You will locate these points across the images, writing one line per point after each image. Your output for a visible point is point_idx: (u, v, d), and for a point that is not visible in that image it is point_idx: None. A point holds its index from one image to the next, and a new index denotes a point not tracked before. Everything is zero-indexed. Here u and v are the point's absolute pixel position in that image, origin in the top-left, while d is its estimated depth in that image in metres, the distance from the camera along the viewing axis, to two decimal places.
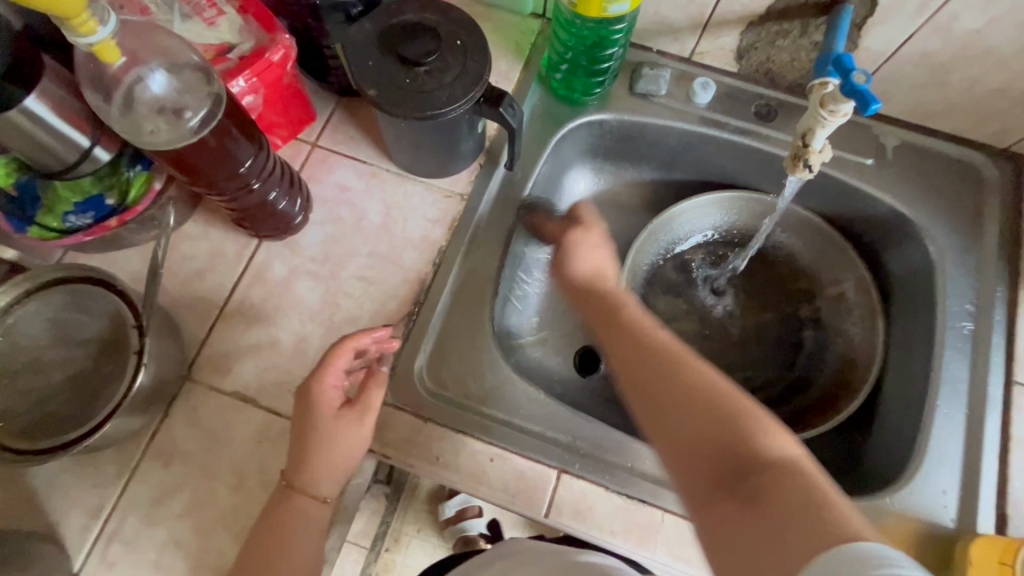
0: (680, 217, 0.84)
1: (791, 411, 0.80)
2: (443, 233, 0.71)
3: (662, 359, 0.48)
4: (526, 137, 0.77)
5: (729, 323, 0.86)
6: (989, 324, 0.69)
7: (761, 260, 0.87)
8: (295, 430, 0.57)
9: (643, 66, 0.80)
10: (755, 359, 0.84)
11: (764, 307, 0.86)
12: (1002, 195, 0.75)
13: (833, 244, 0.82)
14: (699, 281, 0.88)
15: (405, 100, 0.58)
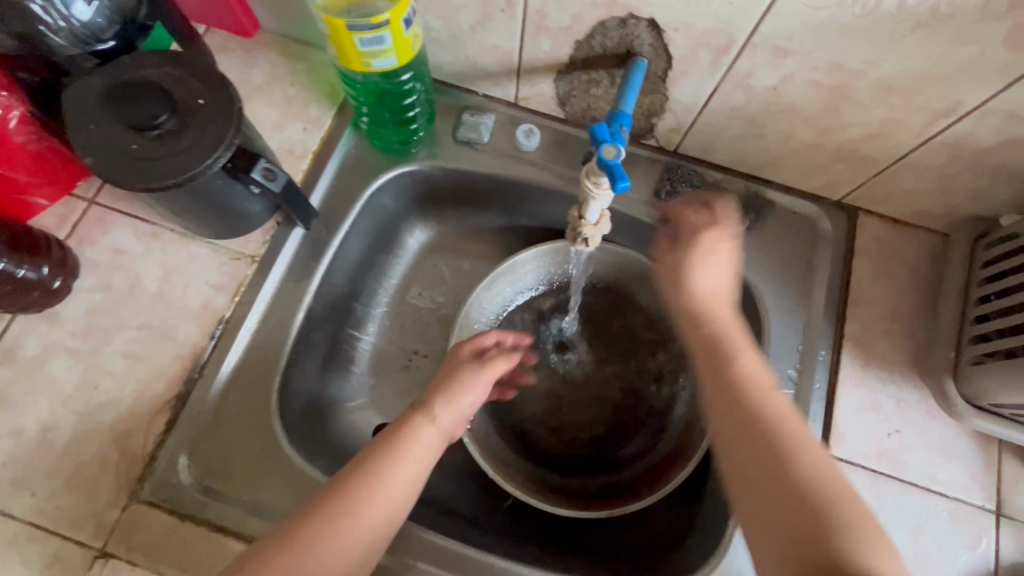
0: (516, 268, 0.77)
1: (629, 477, 0.74)
2: (226, 301, 0.65)
3: (778, 471, 0.44)
4: (336, 190, 0.71)
5: (577, 379, 0.80)
6: (809, 391, 0.65)
7: (611, 311, 0.82)
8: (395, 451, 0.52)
9: (466, 112, 0.74)
10: (599, 419, 0.78)
11: (613, 363, 0.80)
12: (836, 250, 0.71)
13: None
14: (548, 335, 0.81)
15: (132, 169, 0.51)
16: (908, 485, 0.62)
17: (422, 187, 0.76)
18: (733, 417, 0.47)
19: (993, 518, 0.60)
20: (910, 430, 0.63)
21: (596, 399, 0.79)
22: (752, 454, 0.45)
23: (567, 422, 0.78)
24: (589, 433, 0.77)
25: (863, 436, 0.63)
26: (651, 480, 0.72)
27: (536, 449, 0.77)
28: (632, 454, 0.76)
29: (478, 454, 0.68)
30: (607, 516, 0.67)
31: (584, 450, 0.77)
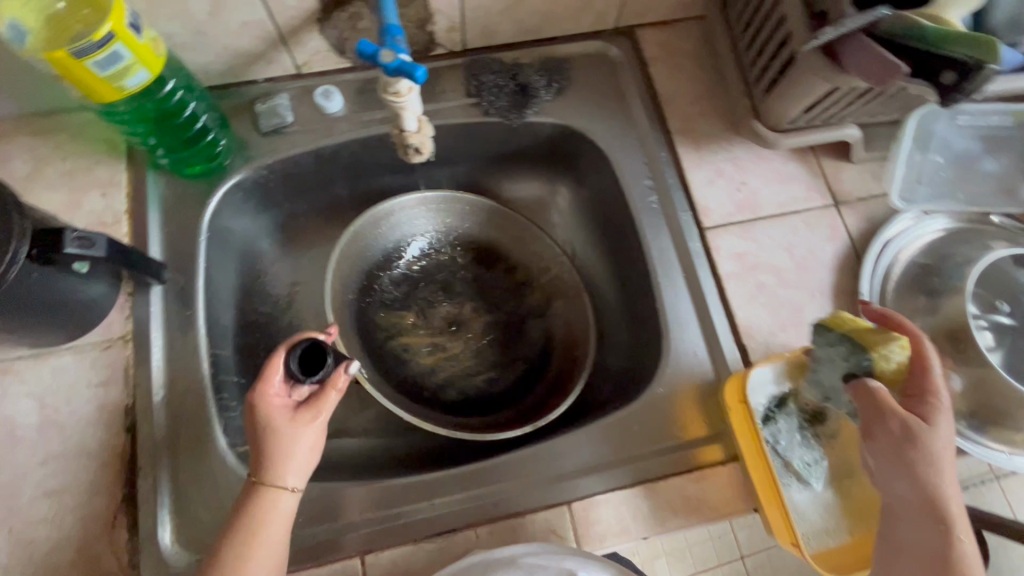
0: (413, 206, 0.79)
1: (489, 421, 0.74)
2: (121, 390, 0.61)
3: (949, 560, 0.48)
4: (172, 234, 0.68)
5: (456, 323, 0.79)
6: (667, 187, 0.74)
7: (490, 248, 0.82)
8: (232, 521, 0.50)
9: (256, 102, 0.72)
10: (492, 338, 0.79)
11: (480, 299, 0.80)
12: (632, 68, 0.79)
13: (503, 215, 0.81)
14: (415, 292, 0.79)
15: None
16: (769, 217, 0.73)
17: (257, 197, 0.75)
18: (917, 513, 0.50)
19: (834, 210, 0.73)
20: (752, 178, 0.74)
21: (478, 332, 0.79)
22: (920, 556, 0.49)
23: (455, 366, 0.77)
24: (483, 375, 0.77)
25: (721, 200, 0.73)
26: (566, 379, 0.74)
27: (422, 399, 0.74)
28: (554, 332, 0.79)
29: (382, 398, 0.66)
30: (534, 430, 0.68)
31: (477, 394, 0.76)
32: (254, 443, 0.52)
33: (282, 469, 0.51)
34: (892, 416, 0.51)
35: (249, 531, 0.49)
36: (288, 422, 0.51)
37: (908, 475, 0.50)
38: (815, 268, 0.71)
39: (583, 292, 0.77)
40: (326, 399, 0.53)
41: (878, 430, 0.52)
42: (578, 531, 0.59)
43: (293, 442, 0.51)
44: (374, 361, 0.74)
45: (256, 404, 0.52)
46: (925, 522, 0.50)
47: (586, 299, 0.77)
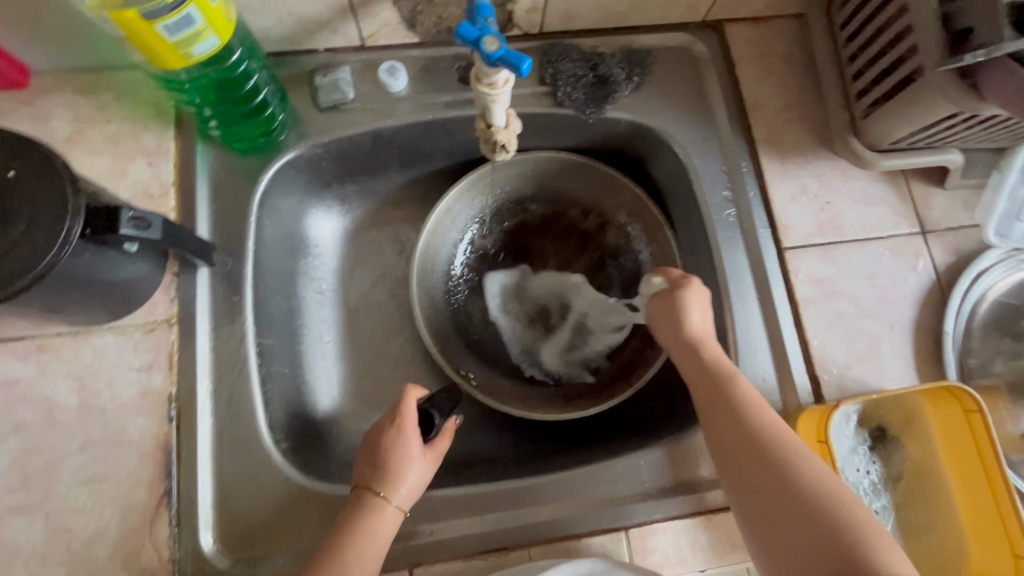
0: (454, 206, 0.77)
1: (607, 373, 0.76)
2: (165, 377, 0.57)
3: (789, 492, 0.49)
4: (222, 211, 0.63)
5: (542, 293, 0.80)
6: (747, 200, 0.70)
7: (553, 204, 0.82)
8: (348, 517, 0.53)
9: (316, 74, 0.67)
10: (580, 304, 0.79)
11: (560, 260, 0.81)
12: (717, 67, 0.74)
13: (579, 168, 0.78)
14: (493, 277, 0.81)
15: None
16: (852, 241, 0.68)
17: (308, 178, 0.72)
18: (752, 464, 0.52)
19: (922, 238, 0.69)
20: (837, 198, 0.69)
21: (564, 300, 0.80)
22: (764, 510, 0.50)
23: (552, 338, 0.79)
24: (584, 336, 0.79)
25: (803, 218, 0.69)
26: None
27: (526, 378, 0.77)
28: (643, 265, 0.79)
29: (492, 400, 0.69)
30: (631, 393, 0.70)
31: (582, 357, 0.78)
32: (374, 459, 0.55)
33: (395, 487, 0.54)
34: (741, 405, 0.55)
35: (368, 529, 0.52)
36: (412, 447, 0.56)
37: (741, 446, 0.53)
38: (897, 299, 0.67)
39: (663, 225, 0.75)
40: (444, 444, 0.59)
41: (721, 431, 0.55)
42: (636, 559, 0.57)
43: (411, 464, 0.55)
44: (478, 355, 0.78)
45: (391, 423, 0.57)
46: (794, 525, 0.48)
47: (668, 230, 0.75)
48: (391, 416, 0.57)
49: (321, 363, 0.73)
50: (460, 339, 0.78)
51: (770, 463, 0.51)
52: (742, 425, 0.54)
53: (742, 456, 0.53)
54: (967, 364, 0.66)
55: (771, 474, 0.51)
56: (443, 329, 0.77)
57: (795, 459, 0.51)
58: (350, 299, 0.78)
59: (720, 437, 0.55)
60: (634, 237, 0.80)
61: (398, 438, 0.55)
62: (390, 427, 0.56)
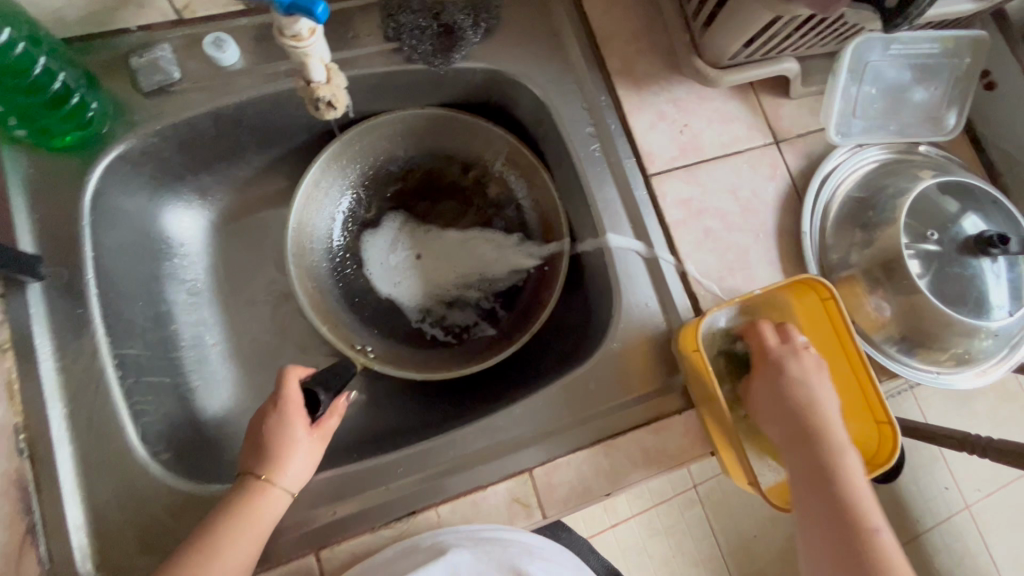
0: (319, 182, 0.74)
1: (507, 322, 0.77)
2: (6, 408, 0.52)
3: (814, 501, 0.51)
4: (47, 219, 0.57)
5: (431, 256, 0.79)
6: (610, 134, 0.70)
7: (428, 163, 0.80)
8: (224, 507, 0.51)
9: (132, 56, 0.61)
10: (470, 260, 0.79)
11: (443, 221, 0.80)
12: (564, 4, 0.73)
13: (445, 124, 0.77)
14: (377, 248, 0.79)
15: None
16: (713, 159, 0.71)
17: (149, 172, 0.66)
18: (801, 437, 0.54)
19: (776, 147, 0.72)
20: (694, 119, 0.71)
21: (453, 258, 0.79)
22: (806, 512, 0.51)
23: (446, 298, 0.79)
24: (477, 294, 0.79)
25: (665, 143, 0.70)
26: (553, 268, 0.76)
27: (426, 341, 0.77)
28: (526, 213, 0.79)
29: (392, 369, 0.68)
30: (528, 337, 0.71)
31: (479, 311, 0.78)
32: (258, 444, 0.54)
33: (279, 469, 0.53)
34: (791, 413, 0.55)
35: (246, 515, 0.51)
36: (296, 429, 0.54)
37: (783, 414, 0.56)
38: (759, 209, 0.70)
39: (538, 168, 0.76)
40: (329, 422, 0.57)
41: (762, 409, 0.58)
42: (542, 497, 0.58)
43: (296, 444, 0.54)
44: (374, 330, 0.76)
45: (272, 408, 0.55)
46: (824, 495, 0.51)
47: (544, 172, 0.76)
48: (272, 400, 0.56)
49: (204, 365, 0.70)
50: (352, 315, 0.76)
51: (808, 474, 0.52)
52: (792, 391, 0.56)
53: (797, 427, 0.54)
54: (827, 260, 0.71)
55: (796, 406, 0.55)
56: (332, 308, 0.75)
57: (840, 482, 0.51)
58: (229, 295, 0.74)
59: (776, 407, 0.57)
60: (513, 184, 0.80)
61: (278, 418, 0.55)
62: (271, 409, 0.55)
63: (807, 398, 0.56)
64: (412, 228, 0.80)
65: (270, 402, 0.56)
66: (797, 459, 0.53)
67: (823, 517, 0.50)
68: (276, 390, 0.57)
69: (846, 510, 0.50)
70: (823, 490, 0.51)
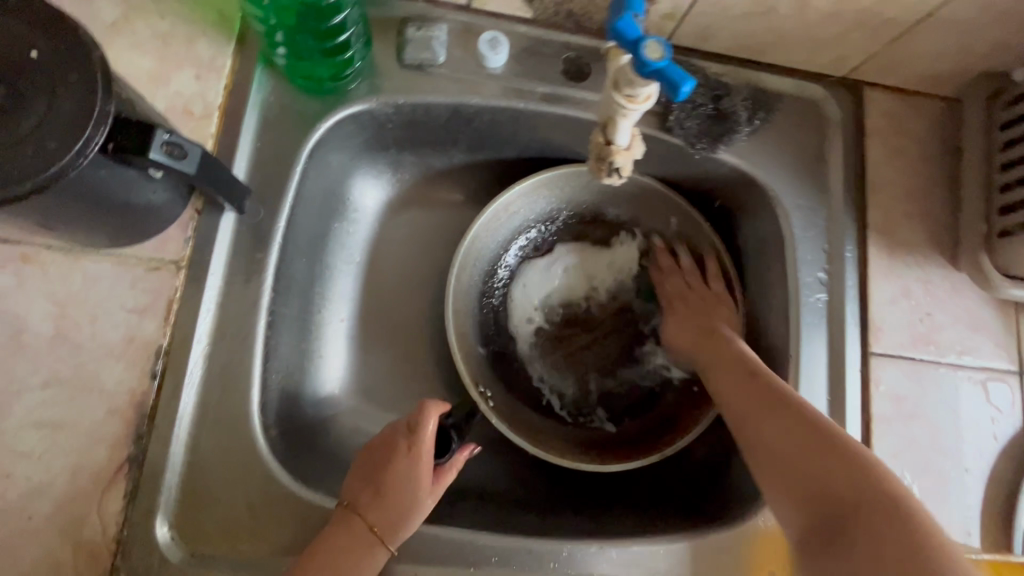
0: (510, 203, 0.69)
1: (632, 427, 0.69)
2: (156, 326, 0.49)
3: (784, 449, 0.50)
4: (266, 151, 0.55)
5: (581, 320, 0.73)
6: (842, 290, 0.62)
7: (616, 229, 0.74)
8: (326, 543, 0.46)
9: (409, 25, 0.58)
10: (616, 344, 0.73)
11: (610, 292, 0.74)
12: (845, 132, 0.65)
13: (657, 198, 0.70)
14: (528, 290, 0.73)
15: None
16: (943, 364, 0.61)
17: (367, 135, 0.62)
18: (766, 415, 0.52)
19: (1017, 379, 0.62)
20: (939, 311, 0.62)
21: (602, 335, 0.73)
22: (782, 471, 0.49)
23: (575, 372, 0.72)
24: (613, 381, 0.71)
25: (897, 324, 0.61)
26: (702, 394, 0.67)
27: (541, 407, 0.70)
28: None
29: (508, 430, 0.61)
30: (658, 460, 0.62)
31: (606, 399, 0.71)
32: (377, 481, 0.49)
33: (393, 525, 0.48)
34: (754, 385, 0.54)
35: (343, 563, 0.46)
36: (420, 487, 0.49)
37: (740, 387, 0.55)
38: (977, 441, 0.60)
39: (732, 284, 0.67)
40: (445, 474, 0.52)
41: (766, 435, 0.51)
42: None
43: (416, 501, 0.49)
44: (496, 372, 0.70)
45: (405, 446, 0.50)
46: (801, 465, 0.48)
47: (737, 291, 0.67)
48: (406, 433, 0.51)
49: (330, 340, 0.66)
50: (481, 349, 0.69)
51: (781, 441, 0.50)
52: (749, 365, 0.57)
53: (738, 386, 0.55)
54: None
55: (746, 377, 0.55)
56: (466, 332, 0.68)
57: (851, 455, 0.47)
58: (376, 277, 0.70)
59: (721, 387, 0.58)
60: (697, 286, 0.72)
61: (410, 464, 0.50)
62: (405, 445, 0.50)
63: (743, 359, 0.57)
64: (579, 274, 0.74)
65: (404, 439, 0.51)
66: (768, 433, 0.51)
67: (833, 517, 0.45)
68: (413, 421, 0.52)
69: (855, 465, 0.46)
70: (790, 445, 0.49)
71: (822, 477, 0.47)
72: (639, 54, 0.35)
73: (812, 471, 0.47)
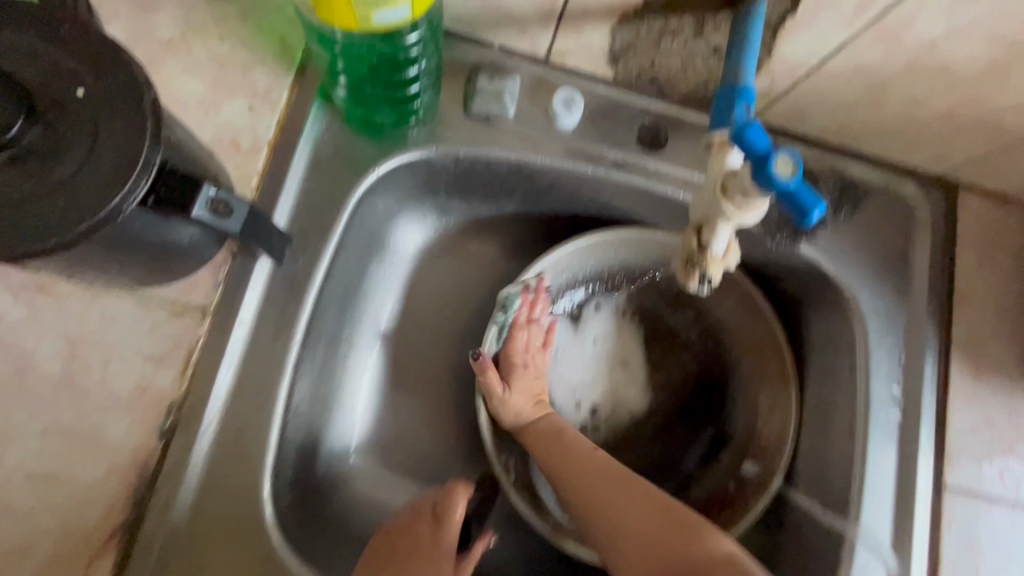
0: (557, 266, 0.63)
1: None
2: (173, 376, 0.45)
3: (655, 524, 0.48)
4: (313, 195, 0.51)
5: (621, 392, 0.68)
6: (917, 409, 0.56)
7: (668, 300, 0.68)
8: None
9: (481, 73, 0.54)
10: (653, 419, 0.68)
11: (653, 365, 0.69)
12: (935, 234, 0.60)
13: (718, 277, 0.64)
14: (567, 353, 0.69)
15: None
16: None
17: (419, 180, 0.58)
18: (616, 482, 0.52)
19: None
20: (1023, 445, 0.56)
21: (639, 411, 0.68)
22: (648, 567, 0.46)
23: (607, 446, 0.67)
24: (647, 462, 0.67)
25: (976, 455, 0.56)
26: (741, 494, 0.62)
27: None
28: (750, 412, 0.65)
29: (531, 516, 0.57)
30: None
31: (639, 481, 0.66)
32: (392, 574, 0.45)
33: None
34: (603, 466, 0.54)
35: None
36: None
37: (584, 478, 0.54)
38: None
39: (790, 383, 0.61)
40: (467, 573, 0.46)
41: (608, 531, 0.50)
42: None
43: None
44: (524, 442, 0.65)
45: (428, 537, 0.46)
46: (644, 541, 0.47)
47: (795, 391, 0.61)
48: (431, 520, 0.47)
49: (352, 390, 0.62)
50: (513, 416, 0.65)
51: (637, 523, 0.48)
52: (573, 444, 0.57)
53: (584, 474, 0.54)
54: None
55: (581, 455, 0.56)
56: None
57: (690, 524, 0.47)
58: (406, 326, 0.66)
59: (574, 477, 0.55)
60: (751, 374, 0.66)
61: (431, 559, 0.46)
62: (427, 534, 0.46)
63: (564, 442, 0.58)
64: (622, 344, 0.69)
65: (427, 528, 0.47)
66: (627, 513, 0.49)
67: None
68: (440, 504, 0.48)
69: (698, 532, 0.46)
70: (652, 503, 0.50)
71: (649, 550, 0.46)
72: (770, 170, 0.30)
73: (653, 547, 0.46)
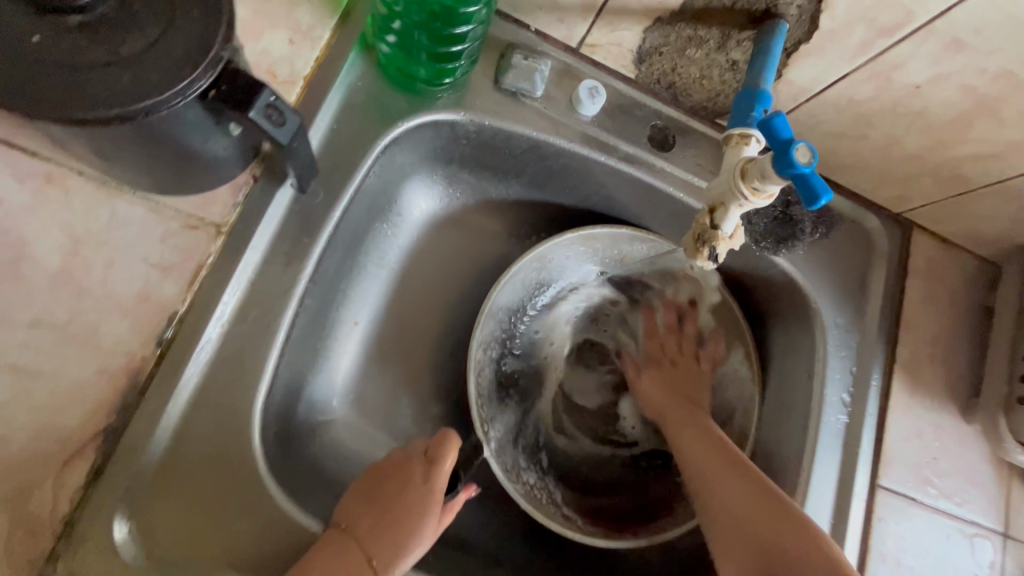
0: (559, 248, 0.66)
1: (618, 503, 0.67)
2: (177, 288, 0.44)
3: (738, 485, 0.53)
4: (338, 137, 0.52)
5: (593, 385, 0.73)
6: (862, 416, 0.62)
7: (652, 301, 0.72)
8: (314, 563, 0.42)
9: (516, 51, 0.57)
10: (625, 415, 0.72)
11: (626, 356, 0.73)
12: (890, 264, 0.67)
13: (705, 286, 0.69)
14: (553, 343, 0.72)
15: (30, 61, 0.30)
16: (940, 510, 0.62)
17: (439, 144, 0.60)
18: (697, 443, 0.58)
19: (1002, 538, 0.63)
20: (944, 458, 0.63)
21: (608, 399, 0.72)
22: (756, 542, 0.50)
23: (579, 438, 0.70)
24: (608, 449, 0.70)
25: (908, 462, 0.62)
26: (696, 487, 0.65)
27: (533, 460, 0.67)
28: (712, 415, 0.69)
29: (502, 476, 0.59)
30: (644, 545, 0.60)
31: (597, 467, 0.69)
32: (384, 507, 0.46)
33: (392, 557, 0.45)
34: (697, 440, 0.59)
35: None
36: (427, 524, 0.46)
37: (697, 438, 0.59)
38: None
39: (754, 392, 0.66)
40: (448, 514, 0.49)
41: (692, 454, 0.58)
42: None
43: (419, 536, 0.46)
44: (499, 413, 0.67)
45: (420, 475, 0.48)
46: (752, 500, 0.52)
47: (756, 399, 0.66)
48: (424, 461, 0.48)
49: (340, 342, 0.61)
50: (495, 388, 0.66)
51: (714, 463, 0.56)
52: (688, 378, 0.66)
53: (693, 423, 0.61)
54: None
55: (687, 390, 0.65)
56: (484, 367, 0.65)
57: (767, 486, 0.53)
58: (401, 286, 0.66)
59: (677, 427, 0.62)
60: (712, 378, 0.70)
61: (422, 495, 0.47)
62: (420, 472, 0.48)
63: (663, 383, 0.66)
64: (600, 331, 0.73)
65: (418, 465, 0.48)
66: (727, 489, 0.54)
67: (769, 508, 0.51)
68: (431, 447, 0.49)
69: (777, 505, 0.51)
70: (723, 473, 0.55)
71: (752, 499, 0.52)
72: (790, 157, 0.35)
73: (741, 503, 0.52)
